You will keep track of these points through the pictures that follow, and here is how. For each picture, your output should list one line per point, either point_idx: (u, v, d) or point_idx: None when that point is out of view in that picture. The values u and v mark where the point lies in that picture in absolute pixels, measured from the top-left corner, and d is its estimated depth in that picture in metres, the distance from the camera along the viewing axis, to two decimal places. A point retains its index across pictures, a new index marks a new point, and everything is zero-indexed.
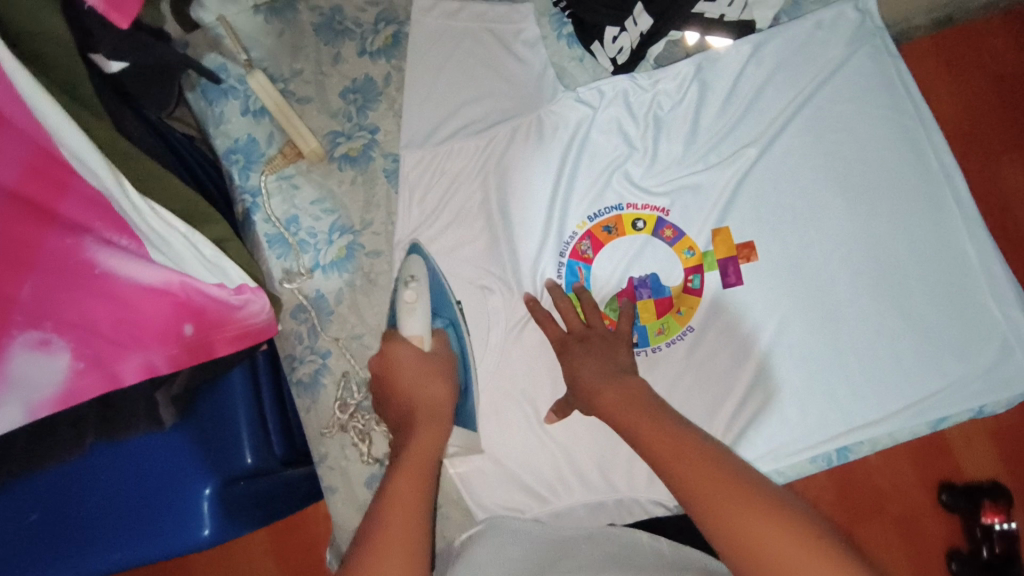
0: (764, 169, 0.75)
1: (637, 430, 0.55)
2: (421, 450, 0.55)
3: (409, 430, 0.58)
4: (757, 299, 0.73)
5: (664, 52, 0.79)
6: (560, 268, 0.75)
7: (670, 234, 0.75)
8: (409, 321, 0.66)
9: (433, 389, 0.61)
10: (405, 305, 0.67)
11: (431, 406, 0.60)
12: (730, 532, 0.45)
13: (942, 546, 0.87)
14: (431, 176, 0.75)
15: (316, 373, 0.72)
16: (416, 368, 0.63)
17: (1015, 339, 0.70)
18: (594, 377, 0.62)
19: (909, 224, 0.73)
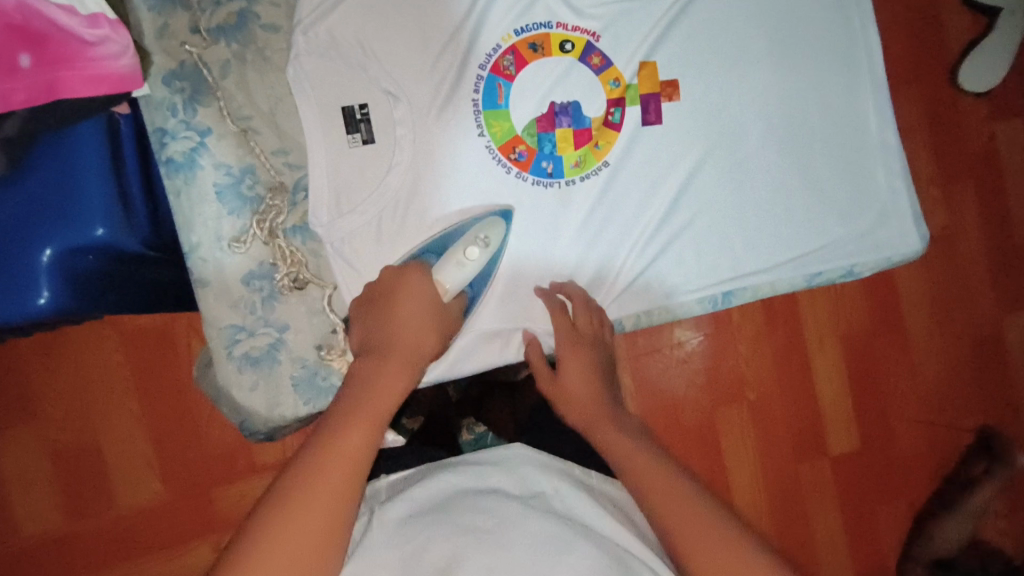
0: (701, 7, 0.72)
1: (611, 440, 0.58)
2: (385, 390, 0.53)
3: (378, 366, 0.55)
4: (670, 140, 0.71)
5: None
6: (478, 83, 0.68)
7: (597, 61, 0.70)
8: (449, 270, 0.63)
9: (413, 327, 0.59)
10: (458, 258, 0.63)
11: (407, 347, 0.57)
12: (660, 515, 0.49)
13: (785, 432, 1.16)
14: None
15: (196, 152, 0.62)
16: (417, 316, 0.60)
17: (892, 209, 0.75)
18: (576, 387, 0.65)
19: (825, 86, 0.74)
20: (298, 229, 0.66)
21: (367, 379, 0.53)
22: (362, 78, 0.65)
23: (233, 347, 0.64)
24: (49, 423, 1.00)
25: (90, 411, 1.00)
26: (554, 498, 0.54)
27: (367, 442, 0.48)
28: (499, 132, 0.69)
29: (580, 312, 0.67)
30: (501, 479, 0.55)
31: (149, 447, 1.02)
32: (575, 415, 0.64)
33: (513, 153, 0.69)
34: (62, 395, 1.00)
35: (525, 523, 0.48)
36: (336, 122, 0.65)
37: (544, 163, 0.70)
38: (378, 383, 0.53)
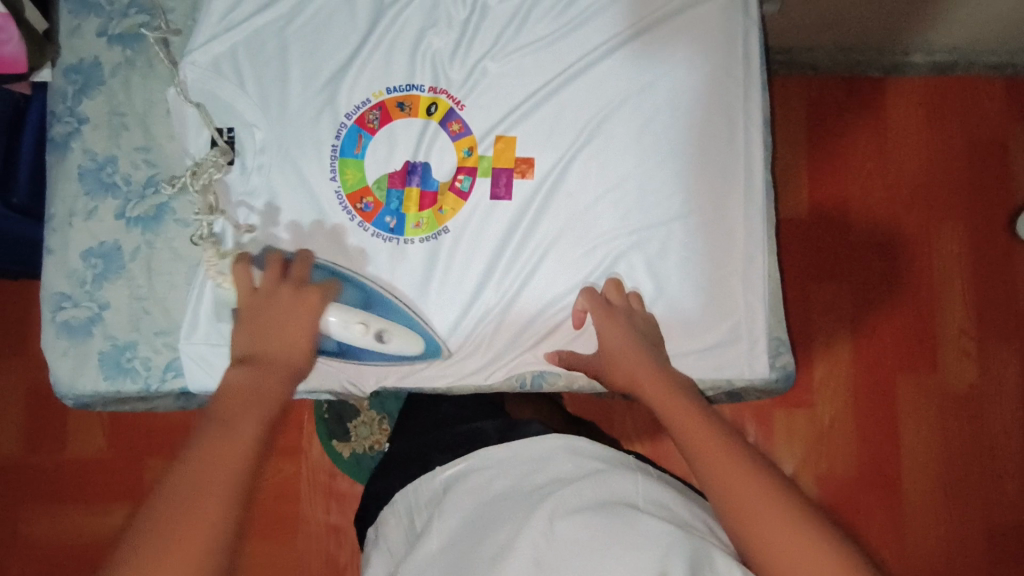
0: (574, 91, 0.71)
1: (649, 390, 0.59)
2: (269, 390, 0.57)
3: (254, 373, 0.58)
4: (515, 214, 0.71)
5: None
6: (340, 130, 0.72)
7: (456, 128, 0.71)
8: (340, 312, 0.65)
9: (304, 328, 0.63)
10: (345, 322, 0.65)
11: (291, 355, 0.61)
12: (713, 482, 0.50)
13: None
14: None
15: (71, 136, 0.71)
16: (289, 307, 0.63)
17: (746, 330, 0.68)
18: (618, 343, 0.64)
19: (692, 189, 0.70)
20: (140, 220, 0.71)
21: (261, 387, 0.57)
22: (231, 104, 0.71)
23: (72, 300, 0.70)
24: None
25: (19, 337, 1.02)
26: (613, 475, 0.53)
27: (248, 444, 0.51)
28: (351, 180, 0.72)
29: (612, 291, 0.68)
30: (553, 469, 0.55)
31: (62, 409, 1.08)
32: (617, 376, 0.63)
33: (360, 203, 0.71)
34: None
35: (583, 519, 0.49)
36: (201, 138, 0.71)
37: (388, 217, 0.71)
38: (268, 390, 0.57)
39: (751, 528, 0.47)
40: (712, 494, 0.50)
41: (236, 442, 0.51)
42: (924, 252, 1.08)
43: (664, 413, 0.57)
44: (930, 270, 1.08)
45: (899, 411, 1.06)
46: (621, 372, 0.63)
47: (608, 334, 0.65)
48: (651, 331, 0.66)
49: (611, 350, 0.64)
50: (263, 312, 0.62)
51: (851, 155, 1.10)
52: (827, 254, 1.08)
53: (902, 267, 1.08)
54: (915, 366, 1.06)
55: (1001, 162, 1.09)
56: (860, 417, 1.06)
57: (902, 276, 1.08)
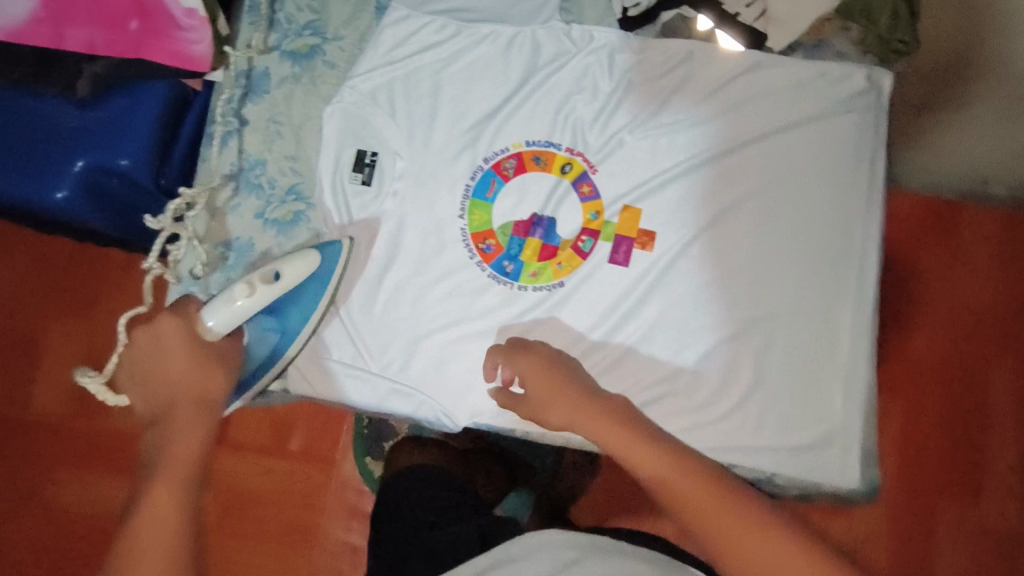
0: (703, 176, 0.75)
1: (591, 428, 0.59)
2: (186, 448, 0.51)
3: (171, 426, 0.52)
4: (630, 282, 0.74)
5: (670, 23, 0.78)
6: (476, 172, 0.75)
7: (586, 190, 0.75)
8: (214, 305, 0.59)
9: (213, 376, 0.57)
10: (225, 296, 0.59)
11: (196, 399, 0.55)
12: (694, 520, 0.51)
13: None
14: (408, 35, 0.77)
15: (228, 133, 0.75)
16: (177, 346, 0.57)
17: (840, 436, 0.69)
18: (543, 386, 0.63)
19: (804, 289, 0.72)
20: (277, 222, 0.75)
21: (177, 442, 0.51)
22: (382, 132, 0.75)
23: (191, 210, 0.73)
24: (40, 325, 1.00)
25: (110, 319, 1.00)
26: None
27: (177, 523, 0.48)
28: (477, 221, 0.75)
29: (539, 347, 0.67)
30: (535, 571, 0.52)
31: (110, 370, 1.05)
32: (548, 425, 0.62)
33: (482, 244, 0.74)
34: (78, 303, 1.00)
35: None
36: (347, 159, 0.75)
37: (506, 262, 0.74)
38: (180, 449, 0.51)
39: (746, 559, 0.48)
40: (691, 525, 0.51)
41: (171, 494, 0.49)
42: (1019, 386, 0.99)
43: (618, 454, 0.57)
44: (1023, 420, 0.98)
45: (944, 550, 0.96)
46: (555, 415, 0.62)
47: (529, 373, 0.64)
48: (572, 369, 0.65)
49: (538, 398, 0.63)
50: (156, 363, 0.56)
51: (953, 272, 1.01)
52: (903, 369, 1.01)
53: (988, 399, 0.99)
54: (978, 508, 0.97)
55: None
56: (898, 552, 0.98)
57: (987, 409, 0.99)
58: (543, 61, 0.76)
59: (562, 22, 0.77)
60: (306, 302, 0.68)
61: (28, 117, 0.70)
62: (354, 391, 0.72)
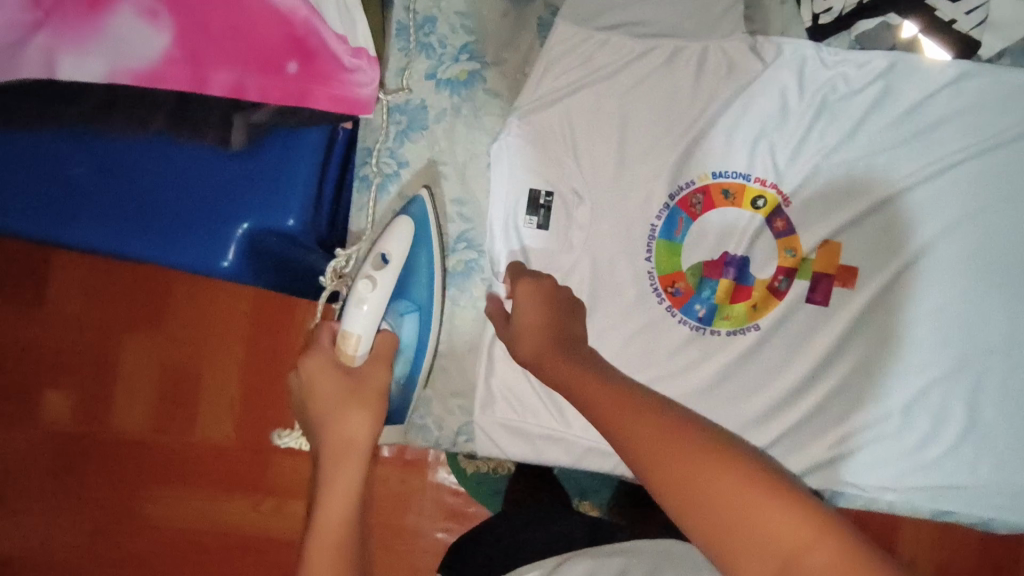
0: (907, 203, 0.69)
1: (565, 375, 0.50)
2: (337, 498, 0.50)
3: (324, 479, 0.51)
4: (833, 322, 0.69)
5: (871, 31, 0.70)
6: (661, 211, 0.69)
7: (781, 225, 0.69)
8: (349, 313, 0.60)
9: (354, 418, 0.55)
10: (356, 296, 0.61)
11: (340, 446, 0.53)
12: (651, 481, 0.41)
13: None
14: (577, 57, 0.68)
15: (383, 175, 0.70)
16: (320, 381, 0.58)
17: None
18: (530, 322, 0.57)
19: (1021, 322, 0.68)
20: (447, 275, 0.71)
21: (329, 491, 0.50)
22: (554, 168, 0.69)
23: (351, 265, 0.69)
24: (205, 375, 0.90)
25: (281, 376, 0.90)
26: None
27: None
28: (665, 263, 0.69)
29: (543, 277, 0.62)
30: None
31: (219, 391, 0.90)
32: (524, 353, 0.56)
33: (671, 287, 0.69)
34: (239, 357, 0.90)
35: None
36: (519, 201, 0.69)
37: (697, 306, 0.69)
38: (332, 501, 0.50)
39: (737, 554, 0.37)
40: (654, 494, 0.41)
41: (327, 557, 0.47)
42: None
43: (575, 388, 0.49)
44: None
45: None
46: (523, 347, 0.56)
47: (526, 325, 0.56)
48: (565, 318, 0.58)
49: (522, 330, 0.57)
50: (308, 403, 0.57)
51: None
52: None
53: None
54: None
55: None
56: None
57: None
58: (733, 81, 0.69)
59: (747, 34, 0.69)
60: (424, 274, 0.67)
61: (181, 177, 0.62)
62: (547, 451, 0.69)
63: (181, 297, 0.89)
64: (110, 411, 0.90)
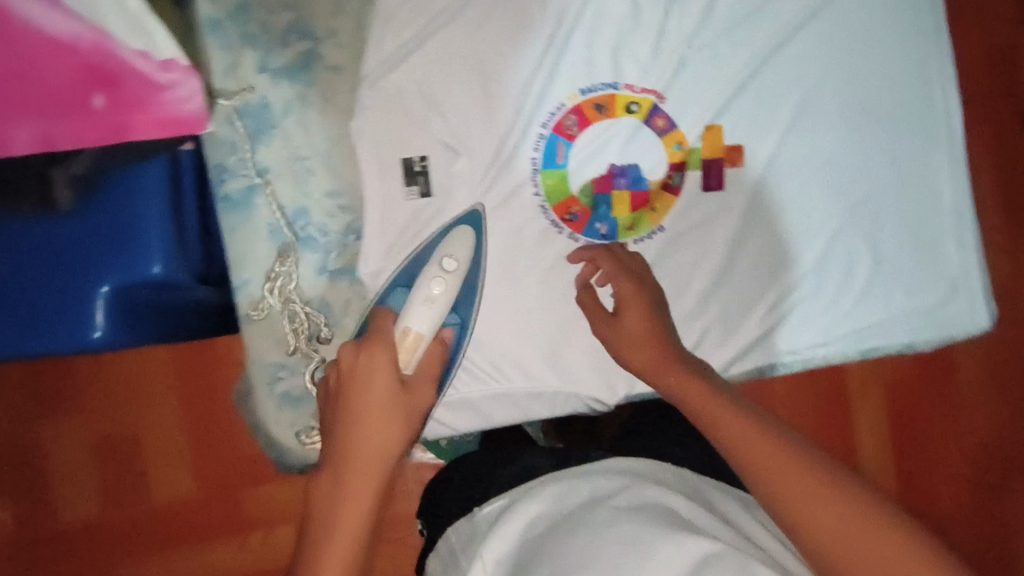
0: (772, 70, 0.69)
1: (679, 389, 0.53)
2: (349, 515, 0.46)
3: (335, 486, 0.47)
4: (732, 205, 0.69)
5: None
6: (538, 142, 0.67)
7: (661, 124, 0.68)
8: (417, 311, 0.57)
9: (374, 427, 0.49)
10: (426, 295, 0.58)
11: (359, 462, 0.48)
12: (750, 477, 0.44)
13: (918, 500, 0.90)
14: (413, 8, 0.64)
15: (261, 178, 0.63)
16: (385, 397, 0.50)
17: (963, 284, 0.71)
18: (637, 330, 0.57)
19: (899, 154, 0.71)
20: (345, 272, 0.65)
21: (336, 516, 0.46)
22: (420, 131, 0.65)
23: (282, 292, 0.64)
24: (143, 441, 0.83)
25: (221, 411, 0.83)
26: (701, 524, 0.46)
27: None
28: (554, 192, 0.67)
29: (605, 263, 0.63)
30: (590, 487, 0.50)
31: (166, 450, 0.84)
32: (637, 361, 0.57)
33: (567, 214, 0.68)
34: (176, 411, 0.83)
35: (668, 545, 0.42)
36: (395, 175, 0.65)
37: (598, 225, 0.68)
38: (339, 521, 0.46)
39: (800, 521, 0.40)
40: (743, 473, 0.45)
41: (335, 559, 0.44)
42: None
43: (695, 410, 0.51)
44: None
45: (968, 390, 0.89)
46: (635, 358, 0.57)
47: (624, 293, 0.59)
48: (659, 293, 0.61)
49: (630, 341, 0.58)
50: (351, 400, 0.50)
51: None
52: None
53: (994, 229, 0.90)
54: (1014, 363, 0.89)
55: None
56: None
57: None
58: None
59: None
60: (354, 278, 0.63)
61: (15, 256, 0.55)
62: (494, 411, 0.67)
63: (95, 363, 0.82)
64: (52, 511, 0.82)
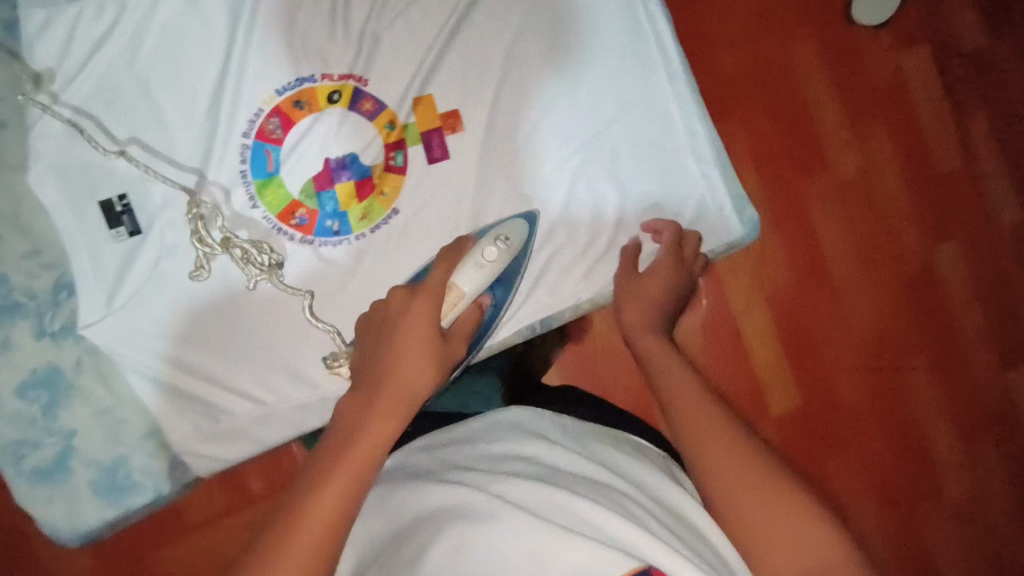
0: (472, 26, 0.67)
1: (648, 347, 0.58)
2: (369, 435, 0.47)
3: (364, 407, 0.48)
4: (460, 172, 0.69)
5: None
6: (244, 152, 0.64)
7: (369, 107, 0.66)
8: (468, 273, 0.58)
9: (414, 362, 0.51)
10: (475, 260, 0.59)
11: (399, 385, 0.50)
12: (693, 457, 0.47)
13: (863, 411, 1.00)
14: (75, 44, 0.62)
15: (132, 143, 0.63)
16: (416, 329, 0.52)
17: (711, 200, 0.72)
18: (636, 316, 0.61)
19: (619, 85, 0.70)
20: (68, 331, 0.62)
21: (345, 448, 0.46)
22: (114, 167, 0.63)
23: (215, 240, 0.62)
24: None
25: None
26: (586, 477, 0.48)
27: (336, 504, 0.43)
28: (274, 200, 0.66)
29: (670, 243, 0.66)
30: (502, 444, 0.53)
31: None
32: (629, 321, 0.61)
33: (293, 219, 0.66)
34: None
35: (562, 493, 0.45)
36: (97, 218, 0.62)
37: (329, 222, 0.67)
38: (369, 427, 0.47)
39: (741, 512, 0.44)
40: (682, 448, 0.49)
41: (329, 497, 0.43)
42: (825, 112, 1.00)
43: (667, 387, 0.53)
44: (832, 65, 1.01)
45: (849, 290, 1.00)
46: (632, 317, 0.61)
47: (657, 262, 0.65)
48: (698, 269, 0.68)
49: (632, 325, 0.60)
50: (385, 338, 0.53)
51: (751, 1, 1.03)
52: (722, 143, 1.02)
53: (851, 150, 1.01)
54: (875, 246, 1.01)
55: (914, 97, 1.02)
56: (868, 242, 1.01)
57: (840, 155, 1.00)
58: None
59: None
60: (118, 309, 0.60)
61: None
62: (264, 432, 0.67)
63: None
64: None
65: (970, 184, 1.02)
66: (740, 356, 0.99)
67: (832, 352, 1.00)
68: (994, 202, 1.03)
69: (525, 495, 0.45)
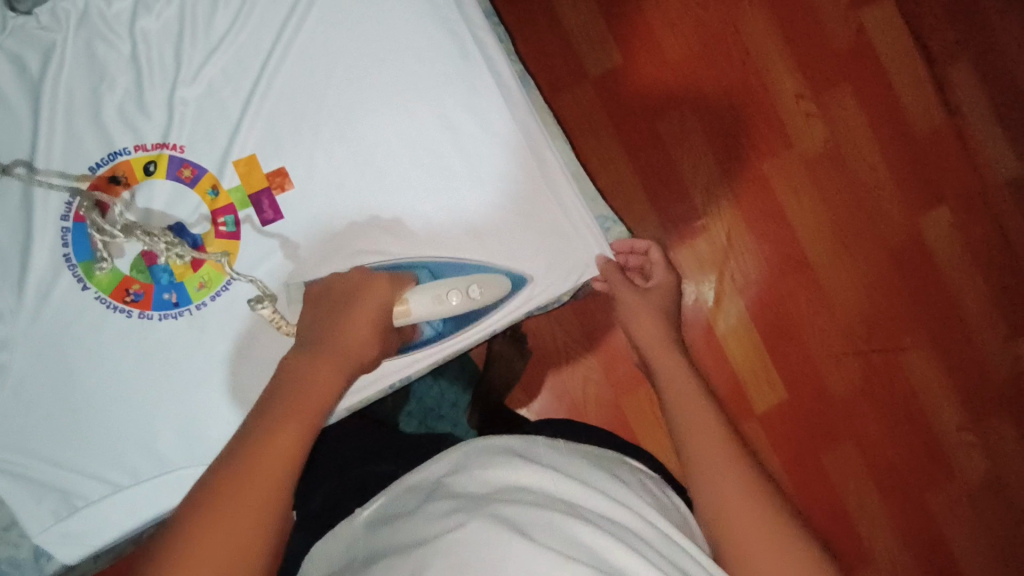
0: (287, 76, 0.65)
1: (665, 370, 0.63)
2: (324, 382, 0.50)
3: (314, 357, 0.52)
4: (298, 231, 0.66)
5: None
6: (64, 236, 0.64)
7: (189, 173, 0.64)
8: (423, 299, 0.60)
9: (360, 320, 0.55)
10: (438, 293, 0.60)
11: (350, 340, 0.54)
12: (708, 485, 0.51)
13: (867, 381, 1.04)
14: None
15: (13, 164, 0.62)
16: (372, 305, 0.57)
17: (569, 226, 0.68)
18: (649, 329, 0.66)
19: (452, 116, 0.66)
20: None
21: (291, 398, 0.49)
22: None
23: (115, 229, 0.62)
24: None
25: None
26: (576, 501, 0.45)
27: (294, 454, 0.46)
28: (104, 279, 0.64)
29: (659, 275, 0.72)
30: (501, 470, 0.48)
31: None
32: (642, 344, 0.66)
33: (128, 295, 0.65)
34: None
35: (578, 527, 0.42)
36: None
37: (166, 294, 0.65)
38: (318, 379, 0.50)
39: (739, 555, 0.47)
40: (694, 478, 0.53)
41: (287, 445, 0.46)
42: (783, 90, 1.03)
43: (685, 413, 0.58)
44: (789, 45, 1.03)
45: (828, 271, 1.04)
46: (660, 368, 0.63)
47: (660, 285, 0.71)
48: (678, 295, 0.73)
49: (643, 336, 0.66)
50: (343, 303, 0.57)
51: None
52: (671, 134, 1.02)
53: (814, 123, 1.03)
54: (856, 228, 1.04)
55: (886, 68, 1.04)
56: (836, 220, 1.04)
57: (802, 133, 1.03)
58: (38, 72, 0.62)
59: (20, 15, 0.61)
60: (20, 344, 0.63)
61: None
62: (126, 515, 0.64)
63: None
64: None
65: (956, 140, 1.05)
66: (717, 350, 1.03)
67: (810, 338, 1.03)
68: (986, 162, 1.05)
69: (531, 521, 0.42)
